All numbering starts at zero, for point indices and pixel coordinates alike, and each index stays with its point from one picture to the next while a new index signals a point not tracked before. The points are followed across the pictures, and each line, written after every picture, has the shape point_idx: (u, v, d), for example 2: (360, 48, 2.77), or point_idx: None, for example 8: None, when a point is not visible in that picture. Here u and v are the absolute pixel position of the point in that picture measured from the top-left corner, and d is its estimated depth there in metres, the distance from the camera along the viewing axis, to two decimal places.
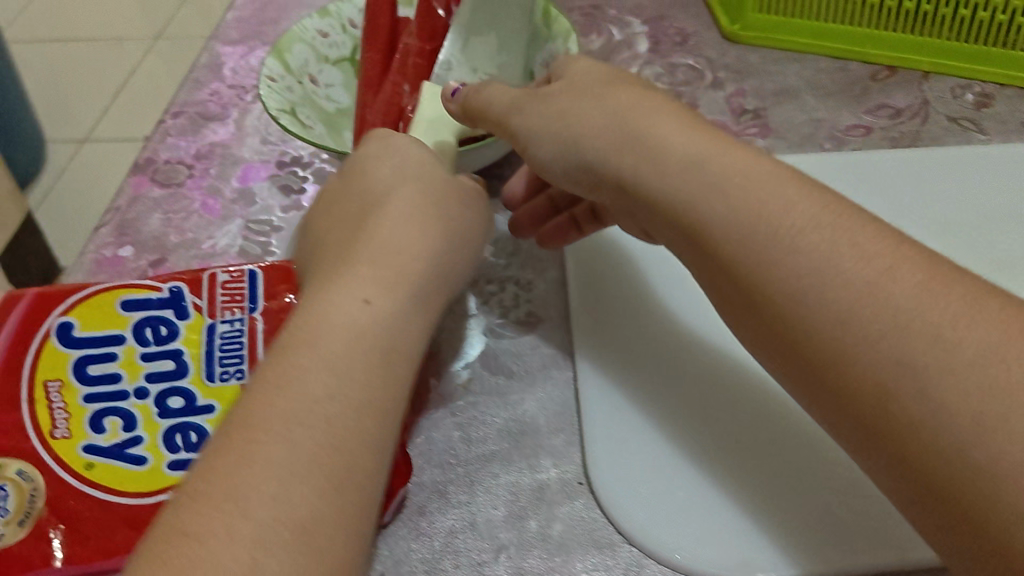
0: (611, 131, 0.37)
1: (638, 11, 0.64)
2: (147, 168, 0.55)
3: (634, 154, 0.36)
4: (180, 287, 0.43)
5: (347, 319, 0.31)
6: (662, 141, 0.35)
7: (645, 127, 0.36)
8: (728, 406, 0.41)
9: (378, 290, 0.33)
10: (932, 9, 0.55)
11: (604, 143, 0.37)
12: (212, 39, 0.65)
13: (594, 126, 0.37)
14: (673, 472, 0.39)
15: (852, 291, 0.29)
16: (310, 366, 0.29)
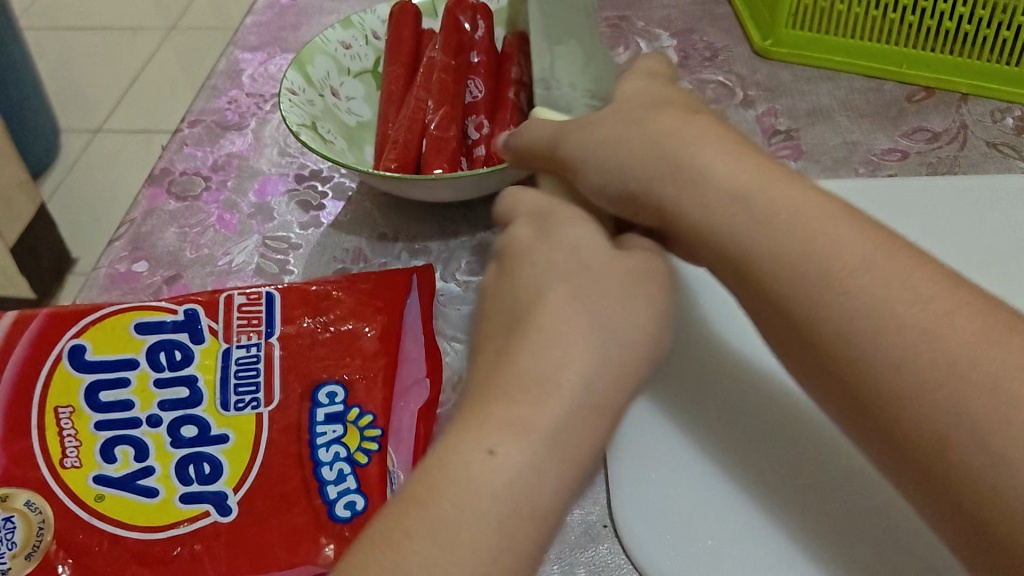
0: (650, 153, 0.31)
1: (667, 24, 0.63)
2: (163, 178, 0.54)
3: (676, 178, 0.29)
4: (196, 310, 0.42)
5: (476, 471, 0.24)
6: (706, 164, 0.29)
7: (682, 144, 0.30)
8: (786, 444, 0.38)
9: (513, 437, 0.25)
10: (972, 30, 0.53)
11: (658, 170, 0.30)
12: (232, 44, 0.63)
13: (632, 143, 0.31)
14: (712, 515, 0.37)
15: (915, 339, 0.24)
16: (447, 518, 0.24)
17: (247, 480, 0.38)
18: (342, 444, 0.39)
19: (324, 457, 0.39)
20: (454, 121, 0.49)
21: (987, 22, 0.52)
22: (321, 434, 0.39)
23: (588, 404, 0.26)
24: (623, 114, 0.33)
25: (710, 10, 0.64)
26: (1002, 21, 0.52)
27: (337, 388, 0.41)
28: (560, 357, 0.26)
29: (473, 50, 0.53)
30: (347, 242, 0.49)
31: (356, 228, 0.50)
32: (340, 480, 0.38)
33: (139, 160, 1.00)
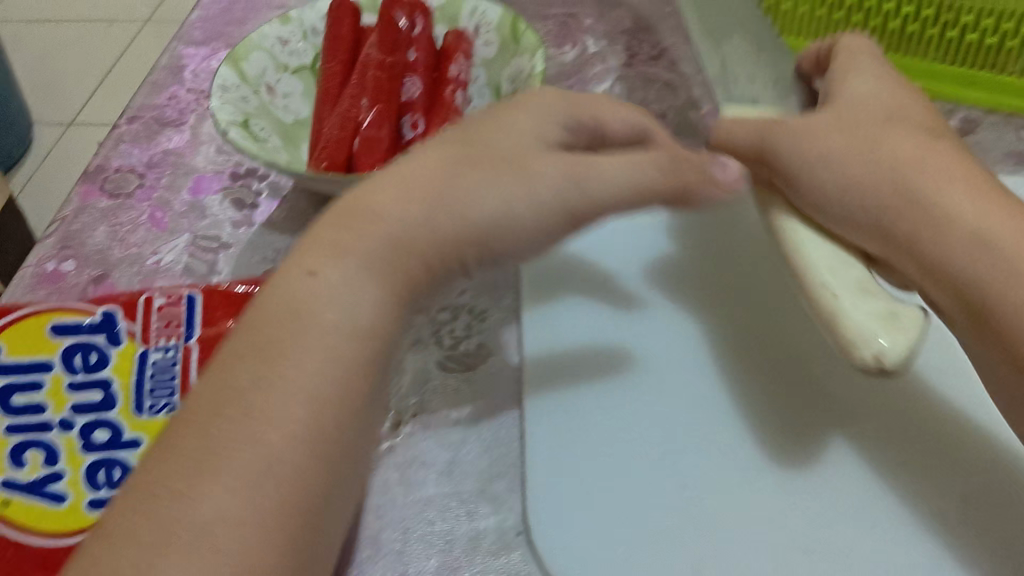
0: (880, 179, 0.32)
1: (615, 21, 0.62)
2: (97, 175, 0.53)
3: (915, 212, 0.31)
4: (114, 311, 0.42)
5: (298, 290, 0.27)
6: (947, 211, 0.31)
7: (912, 175, 0.32)
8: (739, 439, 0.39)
9: (330, 254, 0.28)
10: (918, 30, 0.53)
11: (873, 192, 0.32)
12: (175, 39, 0.63)
13: (849, 165, 0.33)
14: (651, 519, 0.36)
15: None
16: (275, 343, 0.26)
17: None
18: None
19: None
20: (387, 119, 0.48)
21: (934, 21, 0.52)
22: None
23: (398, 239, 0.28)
24: (845, 130, 0.34)
25: None
26: (948, 21, 0.52)
27: None
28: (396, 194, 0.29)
29: (412, 47, 0.52)
30: (278, 241, 0.48)
31: (290, 227, 0.49)
32: None
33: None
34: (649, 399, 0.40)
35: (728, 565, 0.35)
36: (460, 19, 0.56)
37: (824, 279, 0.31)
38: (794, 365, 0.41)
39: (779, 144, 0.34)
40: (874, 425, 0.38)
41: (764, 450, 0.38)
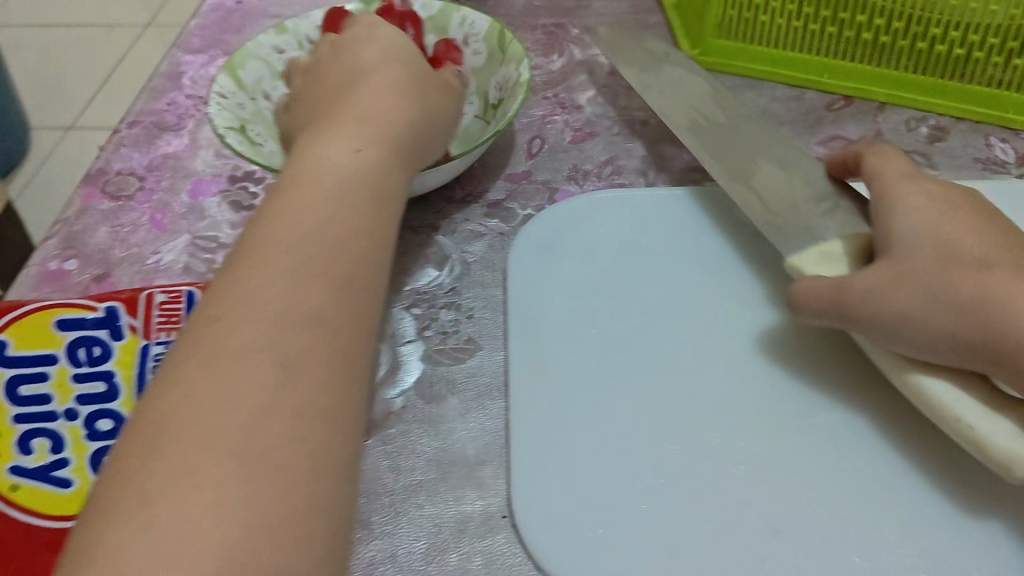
0: (950, 306, 0.34)
1: (601, 32, 0.65)
2: (98, 178, 0.55)
3: (989, 326, 0.33)
4: (116, 307, 0.44)
5: (336, 154, 0.34)
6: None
7: (981, 296, 0.34)
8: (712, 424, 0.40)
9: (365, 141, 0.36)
10: (890, 41, 0.55)
11: (951, 319, 0.34)
12: (174, 47, 0.64)
13: (922, 311, 0.35)
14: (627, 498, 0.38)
15: None
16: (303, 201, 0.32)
17: None
18: None
19: None
20: None
21: (904, 33, 0.54)
22: None
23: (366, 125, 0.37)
24: (901, 263, 0.36)
25: (643, 18, 0.66)
26: (917, 33, 0.54)
27: None
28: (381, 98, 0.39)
29: None
30: None
31: None
32: None
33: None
34: (628, 386, 0.42)
35: (703, 542, 0.36)
36: (448, 30, 0.58)
37: (955, 403, 0.35)
38: (764, 360, 0.43)
39: (855, 296, 0.37)
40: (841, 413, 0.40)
41: (739, 434, 0.40)
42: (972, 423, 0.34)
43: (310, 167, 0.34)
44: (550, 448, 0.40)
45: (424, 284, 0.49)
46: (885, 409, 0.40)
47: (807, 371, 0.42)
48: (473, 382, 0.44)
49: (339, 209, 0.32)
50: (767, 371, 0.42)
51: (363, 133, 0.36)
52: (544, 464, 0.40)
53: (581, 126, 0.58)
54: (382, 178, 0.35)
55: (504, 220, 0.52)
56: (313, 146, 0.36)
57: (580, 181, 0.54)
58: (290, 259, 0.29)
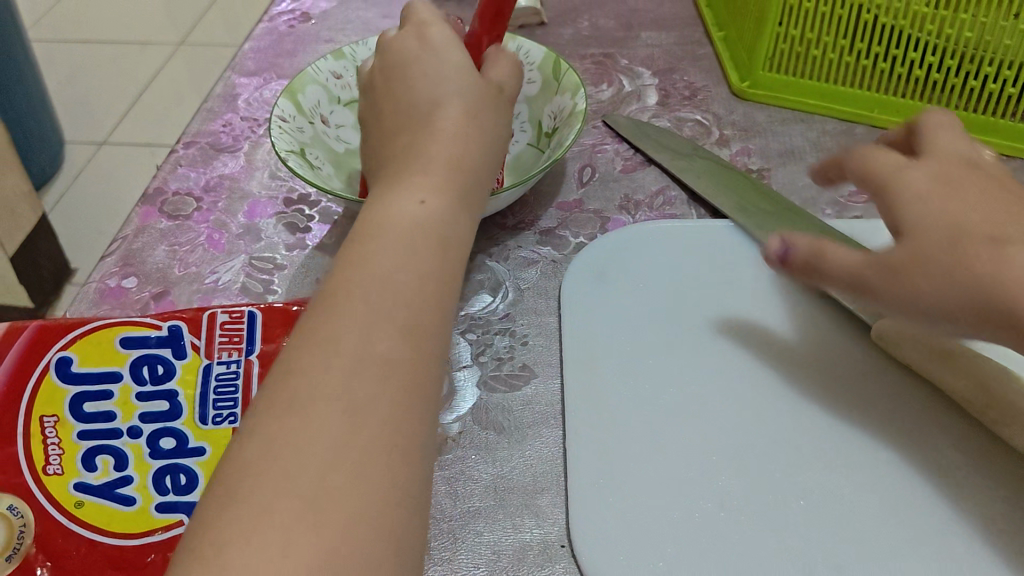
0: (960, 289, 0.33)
1: (649, 62, 0.65)
2: (155, 198, 0.56)
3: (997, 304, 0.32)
4: (179, 326, 0.44)
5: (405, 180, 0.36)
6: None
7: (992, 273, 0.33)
8: (772, 457, 0.40)
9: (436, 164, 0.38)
10: (942, 78, 0.56)
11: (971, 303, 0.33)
12: (229, 69, 0.66)
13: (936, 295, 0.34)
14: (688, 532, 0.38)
15: None
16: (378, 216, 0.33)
17: None
18: None
19: None
20: None
21: (956, 71, 0.55)
22: None
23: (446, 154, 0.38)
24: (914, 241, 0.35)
25: (691, 50, 0.67)
26: (970, 71, 0.55)
27: None
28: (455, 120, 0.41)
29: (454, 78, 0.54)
30: (330, 264, 0.51)
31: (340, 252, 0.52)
32: None
33: (141, 171, 1.01)
34: (684, 416, 0.42)
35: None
36: None
37: None
38: (820, 395, 0.43)
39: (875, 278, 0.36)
40: (902, 450, 0.40)
41: (797, 467, 0.40)
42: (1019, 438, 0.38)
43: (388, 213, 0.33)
44: (609, 477, 0.40)
45: (477, 310, 0.49)
46: (944, 449, 0.40)
47: (866, 406, 0.42)
48: (529, 409, 0.44)
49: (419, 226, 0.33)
50: (825, 406, 0.43)
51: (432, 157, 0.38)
52: (605, 495, 0.40)
53: (632, 155, 0.59)
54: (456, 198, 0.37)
55: (557, 248, 0.53)
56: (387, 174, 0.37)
57: (632, 211, 0.55)
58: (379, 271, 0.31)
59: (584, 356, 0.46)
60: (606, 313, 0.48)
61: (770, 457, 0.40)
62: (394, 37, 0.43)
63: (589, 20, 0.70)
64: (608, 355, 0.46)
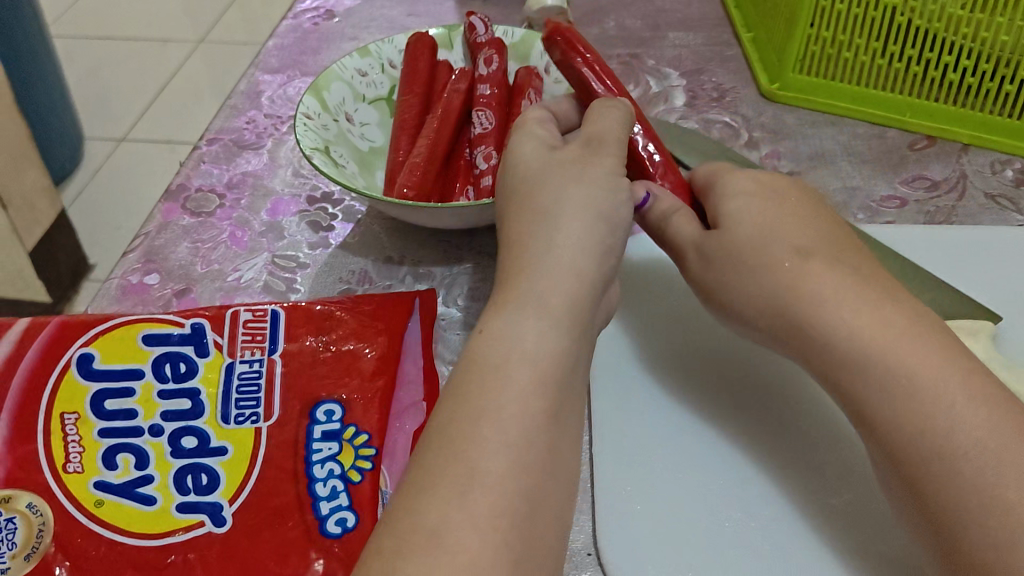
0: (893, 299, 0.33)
1: (676, 63, 0.65)
2: (178, 194, 0.55)
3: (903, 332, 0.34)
4: (202, 324, 0.44)
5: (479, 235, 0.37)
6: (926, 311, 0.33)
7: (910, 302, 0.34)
8: (803, 467, 0.40)
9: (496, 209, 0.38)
10: (977, 83, 0.55)
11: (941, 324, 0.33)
12: (253, 66, 0.65)
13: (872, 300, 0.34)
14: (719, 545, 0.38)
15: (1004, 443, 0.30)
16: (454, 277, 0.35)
17: (242, 492, 0.39)
18: (337, 461, 0.40)
19: (319, 474, 0.39)
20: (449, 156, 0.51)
21: (991, 75, 0.54)
22: (316, 451, 0.40)
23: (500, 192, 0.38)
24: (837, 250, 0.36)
25: (719, 51, 0.66)
26: (1006, 75, 0.53)
27: (334, 406, 0.41)
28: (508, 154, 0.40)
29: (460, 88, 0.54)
30: (354, 264, 0.50)
31: (364, 251, 0.51)
32: (329, 481, 0.39)
33: (157, 170, 1.00)
34: (713, 426, 0.42)
35: None
36: (530, 58, 0.57)
37: None
38: None
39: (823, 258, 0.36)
40: None
41: (829, 477, 0.39)
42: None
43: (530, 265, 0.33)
44: (637, 485, 0.40)
45: None
46: None
47: None
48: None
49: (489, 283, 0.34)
50: None
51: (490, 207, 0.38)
52: (633, 505, 0.39)
53: None
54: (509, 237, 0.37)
55: None
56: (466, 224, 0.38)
57: None
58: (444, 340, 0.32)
59: (615, 366, 0.45)
60: (635, 323, 0.47)
61: (800, 466, 0.40)
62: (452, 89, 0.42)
63: (616, 19, 0.69)
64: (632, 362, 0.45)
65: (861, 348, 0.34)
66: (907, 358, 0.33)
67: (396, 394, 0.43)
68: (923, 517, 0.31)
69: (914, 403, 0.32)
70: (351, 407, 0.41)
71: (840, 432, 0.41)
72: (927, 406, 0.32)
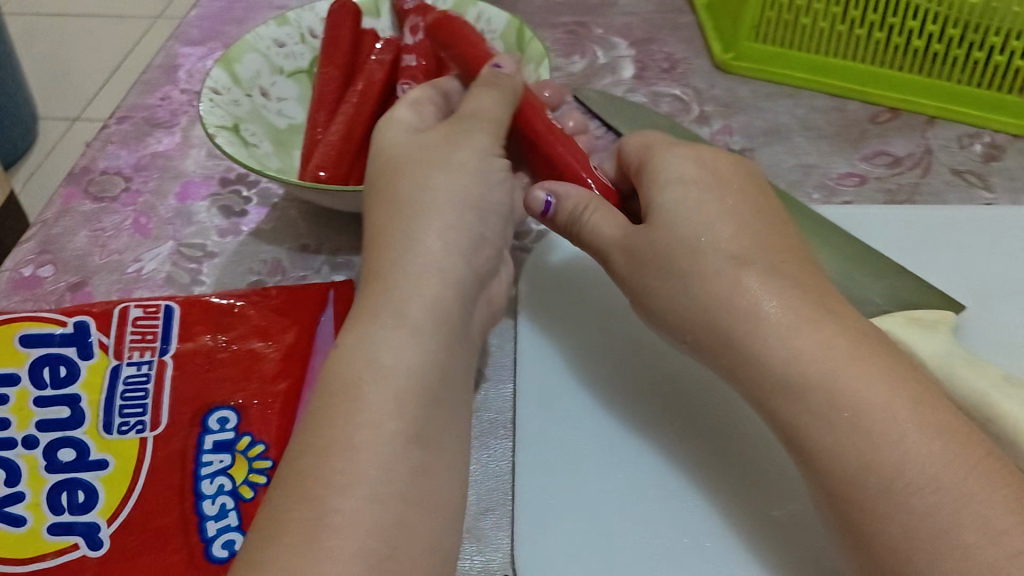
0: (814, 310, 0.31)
1: (626, 32, 0.60)
2: (81, 177, 0.51)
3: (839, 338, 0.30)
4: (87, 322, 0.40)
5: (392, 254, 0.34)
6: None
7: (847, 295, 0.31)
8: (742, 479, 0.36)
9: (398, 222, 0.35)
10: (942, 50, 0.51)
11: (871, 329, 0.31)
12: (171, 38, 0.61)
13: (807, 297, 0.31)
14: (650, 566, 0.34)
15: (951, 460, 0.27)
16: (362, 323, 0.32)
17: (123, 511, 0.35)
18: (228, 476, 0.36)
19: (208, 490, 0.36)
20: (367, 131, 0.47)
21: (959, 42, 0.50)
22: (206, 464, 0.36)
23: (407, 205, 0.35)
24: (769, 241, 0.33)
25: (672, 19, 0.61)
26: (975, 42, 0.50)
27: (229, 414, 0.38)
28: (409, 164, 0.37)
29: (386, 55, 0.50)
30: (265, 252, 0.46)
31: (277, 239, 0.47)
32: (218, 497, 0.35)
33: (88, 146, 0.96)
34: (645, 433, 0.38)
35: None
36: None
37: None
38: None
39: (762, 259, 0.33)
40: None
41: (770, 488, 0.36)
42: (989, 393, 0.35)
43: (385, 272, 0.33)
44: (561, 498, 0.36)
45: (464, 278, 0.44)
46: None
47: None
48: (477, 417, 0.40)
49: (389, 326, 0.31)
50: None
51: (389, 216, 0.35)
52: (556, 522, 0.35)
53: None
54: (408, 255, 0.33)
55: (517, 236, 0.48)
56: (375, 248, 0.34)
57: None
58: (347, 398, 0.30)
59: (544, 364, 0.41)
60: (567, 318, 0.43)
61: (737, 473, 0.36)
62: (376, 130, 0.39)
63: None
64: (560, 361, 0.41)
65: (803, 351, 0.30)
66: (845, 365, 0.29)
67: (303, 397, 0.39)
68: (864, 543, 0.28)
69: (860, 414, 0.28)
70: (245, 415, 0.38)
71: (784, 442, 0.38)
72: (876, 418, 0.28)
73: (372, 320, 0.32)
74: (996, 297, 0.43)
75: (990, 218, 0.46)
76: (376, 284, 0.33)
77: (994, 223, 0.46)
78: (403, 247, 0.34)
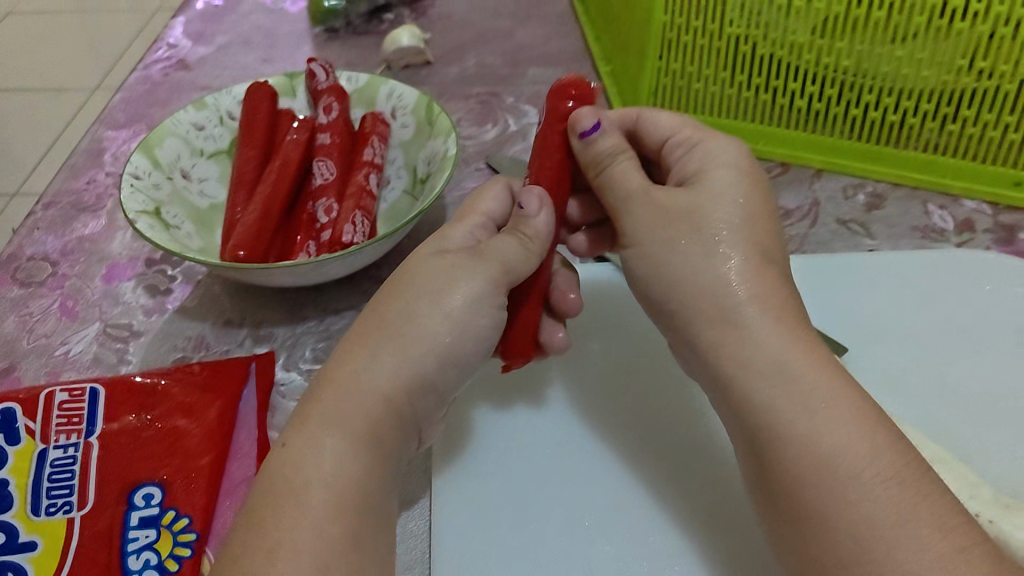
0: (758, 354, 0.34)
1: (536, 99, 0.63)
2: (8, 264, 0.52)
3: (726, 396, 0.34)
4: (13, 408, 0.41)
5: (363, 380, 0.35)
6: (766, 362, 0.33)
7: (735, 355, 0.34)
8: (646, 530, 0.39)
9: (376, 352, 0.35)
10: (824, 108, 0.55)
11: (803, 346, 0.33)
12: (97, 122, 0.63)
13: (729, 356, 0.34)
14: None
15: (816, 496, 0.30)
16: (314, 444, 0.33)
17: None
18: (154, 550, 0.37)
19: (134, 565, 0.37)
20: (283, 205, 0.49)
21: (837, 100, 0.54)
22: (133, 539, 0.37)
23: (399, 339, 0.36)
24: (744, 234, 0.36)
25: None
26: (851, 100, 0.54)
27: (154, 489, 0.39)
28: (415, 293, 0.37)
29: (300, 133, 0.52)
30: (191, 329, 0.48)
31: (202, 315, 0.49)
32: (144, 570, 0.36)
33: None
34: (563, 487, 0.41)
35: None
36: (376, 102, 0.56)
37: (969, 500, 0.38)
38: (686, 451, 0.42)
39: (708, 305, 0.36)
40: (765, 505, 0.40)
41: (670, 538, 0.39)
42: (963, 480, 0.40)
43: (342, 378, 0.35)
44: (479, 554, 0.39)
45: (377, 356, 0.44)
46: None
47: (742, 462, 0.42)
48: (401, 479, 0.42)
49: (343, 460, 0.33)
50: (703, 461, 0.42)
51: (376, 343, 0.36)
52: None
53: None
54: (373, 394, 0.34)
55: None
56: (351, 368, 0.35)
57: None
58: (325, 504, 0.32)
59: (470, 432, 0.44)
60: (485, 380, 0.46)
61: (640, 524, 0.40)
62: (422, 250, 0.39)
63: (476, 56, 0.68)
64: (485, 427, 0.44)
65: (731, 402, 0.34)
66: None
67: (227, 469, 0.41)
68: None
69: None
70: (170, 493, 0.39)
71: (680, 489, 0.41)
72: None
73: (319, 424, 0.34)
74: (878, 335, 0.47)
75: (874, 263, 0.50)
76: (331, 388, 0.35)
77: (876, 268, 0.50)
78: (365, 369, 0.35)
